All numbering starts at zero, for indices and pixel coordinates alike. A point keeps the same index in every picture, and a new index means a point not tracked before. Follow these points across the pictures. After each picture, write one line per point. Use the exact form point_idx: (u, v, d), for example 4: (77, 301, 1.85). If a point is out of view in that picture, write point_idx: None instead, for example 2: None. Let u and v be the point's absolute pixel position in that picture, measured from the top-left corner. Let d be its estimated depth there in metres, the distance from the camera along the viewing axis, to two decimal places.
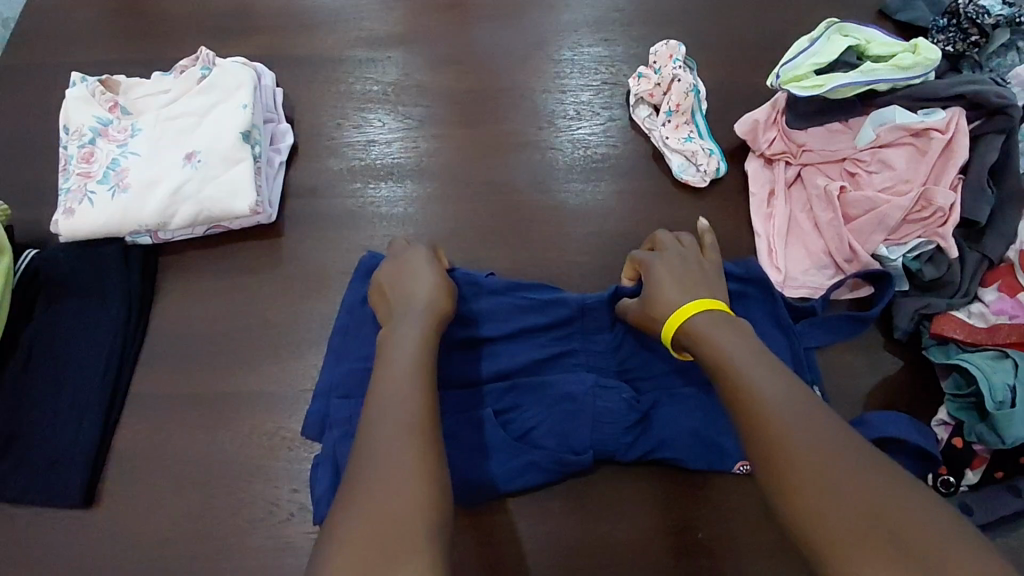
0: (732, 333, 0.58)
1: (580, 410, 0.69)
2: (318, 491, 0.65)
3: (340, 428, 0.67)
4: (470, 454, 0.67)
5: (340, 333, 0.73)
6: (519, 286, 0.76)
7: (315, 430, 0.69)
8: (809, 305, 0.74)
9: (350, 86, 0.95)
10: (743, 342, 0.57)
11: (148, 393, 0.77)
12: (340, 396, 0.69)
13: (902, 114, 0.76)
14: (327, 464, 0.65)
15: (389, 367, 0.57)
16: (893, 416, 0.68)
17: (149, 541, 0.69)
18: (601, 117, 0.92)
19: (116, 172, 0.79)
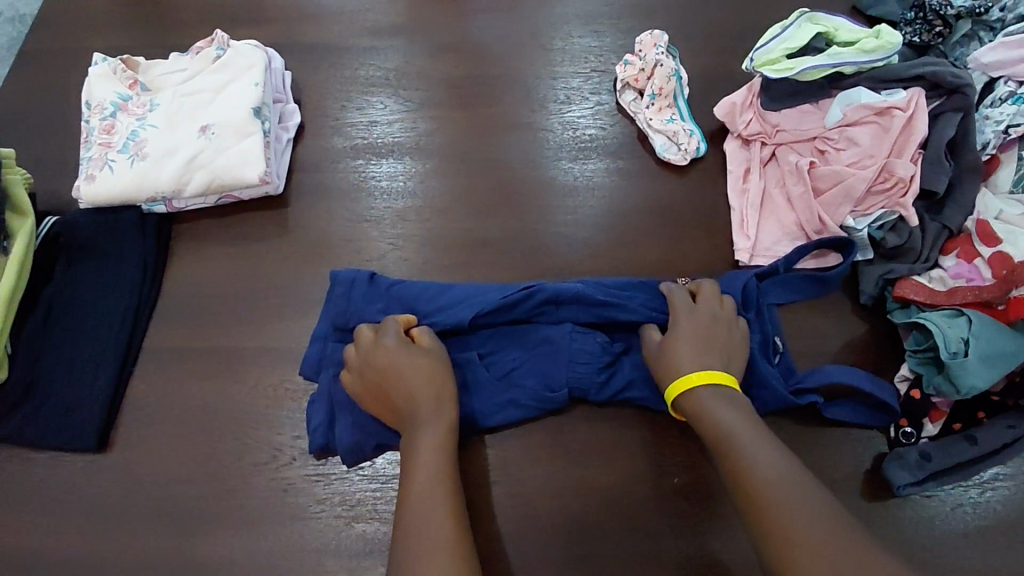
0: (728, 412, 0.65)
1: (558, 351, 0.76)
2: (314, 423, 0.74)
3: (333, 367, 0.76)
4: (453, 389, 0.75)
5: (343, 285, 0.79)
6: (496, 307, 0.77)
7: (312, 369, 0.77)
8: (772, 267, 0.81)
9: (354, 72, 1.01)
10: (737, 420, 0.64)
11: (160, 348, 0.82)
12: (337, 339, 0.78)
13: (867, 95, 0.83)
14: (322, 401, 0.75)
15: (416, 453, 0.65)
16: (848, 368, 0.75)
17: (163, 480, 0.75)
18: (589, 102, 0.98)
19: (135, 142, 0.85)
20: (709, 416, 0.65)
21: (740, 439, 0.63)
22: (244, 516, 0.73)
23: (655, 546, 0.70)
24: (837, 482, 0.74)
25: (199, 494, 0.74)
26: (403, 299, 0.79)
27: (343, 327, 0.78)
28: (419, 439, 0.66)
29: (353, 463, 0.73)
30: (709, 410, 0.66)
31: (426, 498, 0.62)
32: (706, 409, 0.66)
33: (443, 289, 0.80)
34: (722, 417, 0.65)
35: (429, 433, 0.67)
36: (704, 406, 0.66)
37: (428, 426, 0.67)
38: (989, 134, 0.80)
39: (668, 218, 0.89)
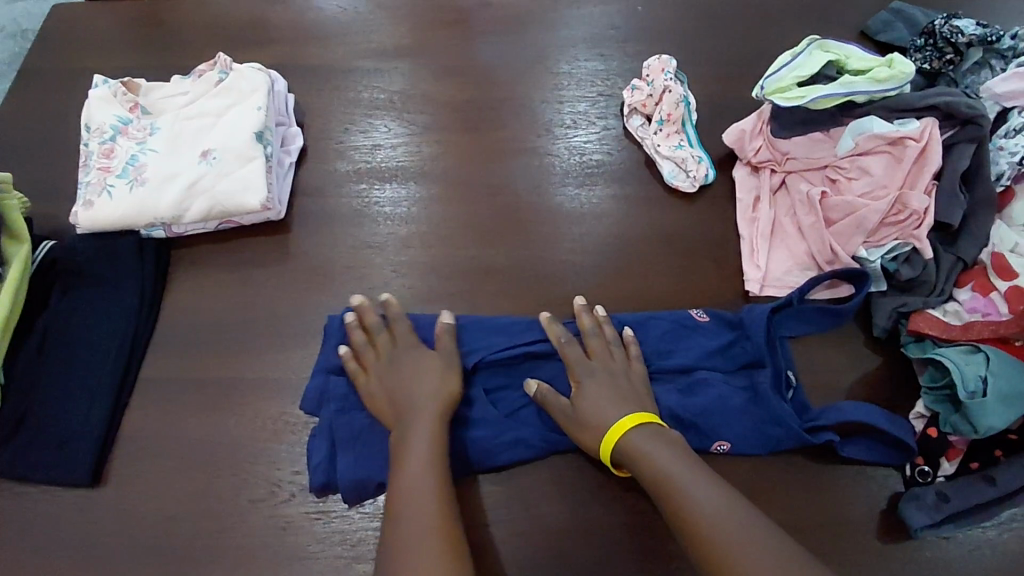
0: (659, 447, 0.65)
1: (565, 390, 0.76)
2: (315, 459, 0.72)
3: (335, 403, 0.74)
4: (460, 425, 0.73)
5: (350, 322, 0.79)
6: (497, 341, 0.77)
7: (313, 404, 0.75)
8: (787, 301, 0.78)
9: (357, 94, 1.00)
10: (669, 451, 0.65)
11: (157, 378, 0.80)
12: (337, 373, 0.77)
13: (879, 124, 0.81)
14: (323, 436, 0.73)
15: (410, 445, 0.67)
16: (864, 405, 0.73)
17: (158, 516, 0.73)
18: (596, 127, 0.97)
19: (134, 167, 0.83)
20: (650, 463, 0.64)
21: (671, 473, 0.63)
22: (241, 555, 0.71)
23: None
24: (852, 522, 0.72)
25: (196, 532, 0.72)
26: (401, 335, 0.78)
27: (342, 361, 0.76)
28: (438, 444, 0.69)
29: (354, 502, 0.71)
30: (642, 446, 0.66)
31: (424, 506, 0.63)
32: (635, 448, 0.66)
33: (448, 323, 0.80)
34: (652, 452, 0.65)
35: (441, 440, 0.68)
36: (635, 445, 0.66)
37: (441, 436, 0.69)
38: (1004, 165, 0.79)
39: (676, 246, 0.88)
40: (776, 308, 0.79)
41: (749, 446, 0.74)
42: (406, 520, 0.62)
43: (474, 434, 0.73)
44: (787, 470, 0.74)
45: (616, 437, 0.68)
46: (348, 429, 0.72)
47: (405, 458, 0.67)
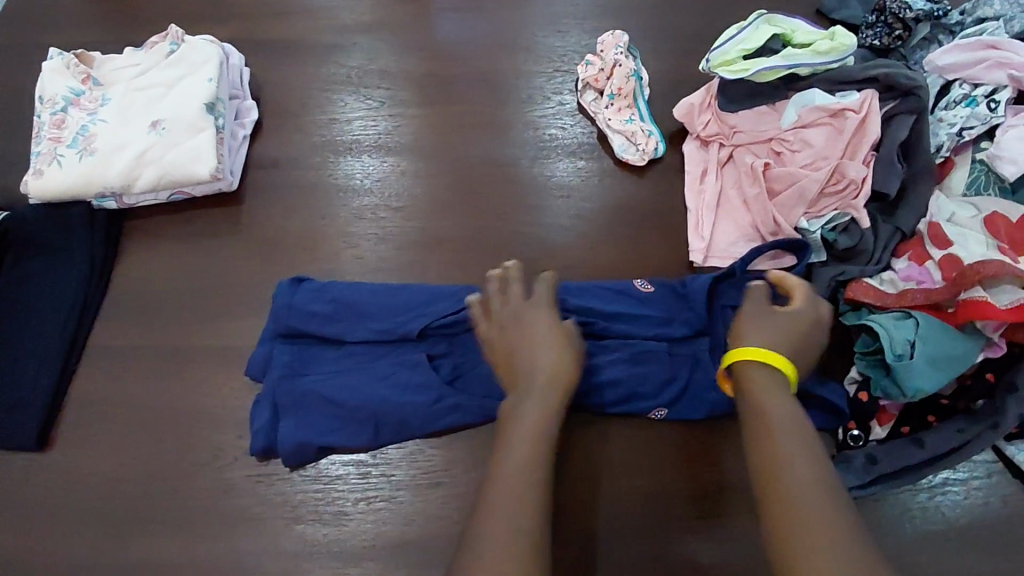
0: (780, 400, 0.60)
1: None
2: (257, 424, 0.74)
3: (282, 368, 0.75)
4: (403, 391, 0.74)
5: (308, 291, 0.79)
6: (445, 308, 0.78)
7: (258, 370, 0.76)
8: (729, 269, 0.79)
9: (318, 69, 1.01)
10: (789, 409, 0.59)
11: (107, 345, 0.81)
12: (284, 339, 0.77)
13: (821, 97, 0.82)
14: (266, 403, 0.74)
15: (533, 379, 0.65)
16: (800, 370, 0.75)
17: (104, 479, 0.74)
18: (551, 102, 0.98)
19: (84, 137, 0.84)
20: (752, 400, 0.60)
21: (782, 431, 0.57)
22: (185, 518, 0.72)
23: (626, 544, 0.71)
24: None
25: (142, 494, 0.73)
26: (341, 301, 0.78)
27: (286, 329, 0.77)
28: (526, 410, 0.63)
29: (296, 465, 0.73)
30: (761, 387, 0.61)
31: (516, 481, 0.57)
32: (754, 389, 0.61)
33: (394, 289, 0.80)
34: (768, 402, 0.59)
35: (529, 405, 0.63)
36: (754, 380, 0.61)
37: (531, 399, 0.64)
38: (943, 137, 0.80)
39: (624, 219, 0.89)
40: (718, 278, 0.79)
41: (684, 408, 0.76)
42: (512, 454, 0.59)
43: (413, 400, 0.73)
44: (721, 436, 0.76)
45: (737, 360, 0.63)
46: (291, 393, 0.73)
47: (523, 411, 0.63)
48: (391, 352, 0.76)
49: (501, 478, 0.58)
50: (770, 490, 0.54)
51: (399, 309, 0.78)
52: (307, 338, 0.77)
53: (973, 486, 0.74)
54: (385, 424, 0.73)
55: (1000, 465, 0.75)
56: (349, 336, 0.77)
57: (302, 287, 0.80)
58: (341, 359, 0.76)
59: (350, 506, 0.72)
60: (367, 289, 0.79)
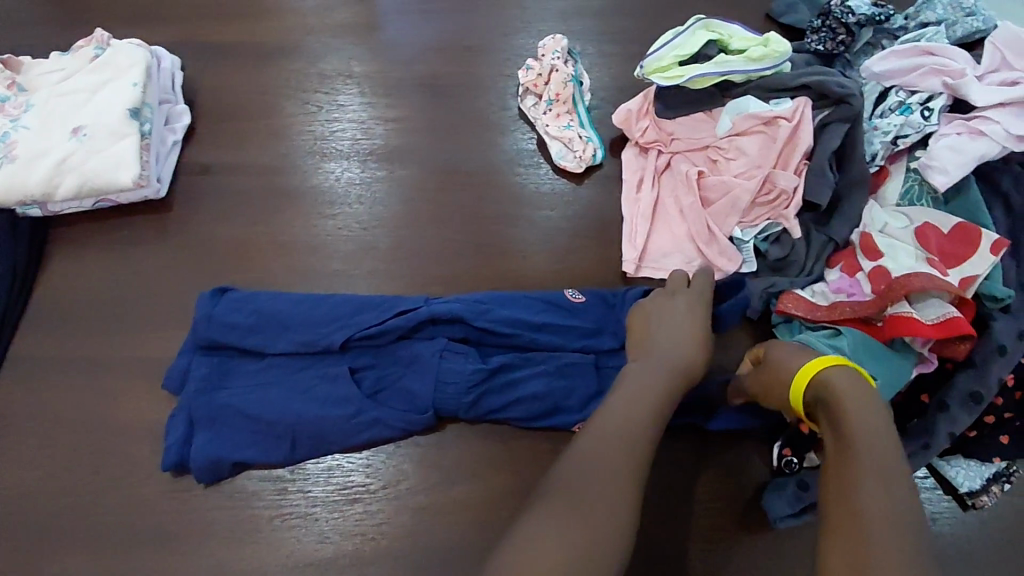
0: (867, 410, 0.57)
1: (423, 370, 0.73)
2: (171, 439, 0.72)
3: (199, 382, 0.73)
4: (323, 404, 0.72)
5: (230, 302, 0.77)
6: (368, 317, 0.76)
7: (175, 382, 0.75)
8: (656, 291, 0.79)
9: (258, 72, 0.99)
10: (874, 422, 0.56)
11: (25, 357, 0.79)
12: (203, 351, 0.75)
13: (755, 103, 0.81)
14: (182, 416, 0.72)
15: (646, 369, 0.66)
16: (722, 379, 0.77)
17: (17, 493, 0.73)
18: (493, 107, 0.96)
19: (5, 144, 0.82)
20: (843, 410, 0.57)
21: (864, 446, 0.54)
22: (97, 534, 0.71)
23: None
24: (708, 501, 0.73)
25: (55, 510, 0.72)
26: (262, 310, 0.76)
27: (206, 340, 0.75)
28: (633, 392, 0.63)
29: (210, 481, 0.72)
30: (847, 397, 0.58)
31: (601, 485, 0.55)
32: (840, 398, 0.58)
33: (317, 299, 0.78)
34: (858, 413, 0.56)
35: (640, 389, 0.63)
36: (844, 388, 0.59)
37: (644, 376, 0.65)
38: (878, 145, 0.78)
39: (561, 227, 0.88)
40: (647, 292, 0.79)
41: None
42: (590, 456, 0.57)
43: (331, 414, 0.72)
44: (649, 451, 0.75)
45: (811, 373, 0.62)
46: (206, 408, 0.72)
47: (621, 404, 0.62)
48: (312, 365, 0.74)
49: (576, 480, 0.55)
50: (841, 503, 0.52)
51: (323, 319, 0.76)
52: (226, 350, 0.75)
53: None
54: (303, 439, 0.72)
55: (932, 480, 0.74)
56: (269, 348, 0.75)
57: (223, 300, 0.77)
58: (260, 372, 0.74)
59: (265, 523, 0.70)
60: (288, 300, 0.78)
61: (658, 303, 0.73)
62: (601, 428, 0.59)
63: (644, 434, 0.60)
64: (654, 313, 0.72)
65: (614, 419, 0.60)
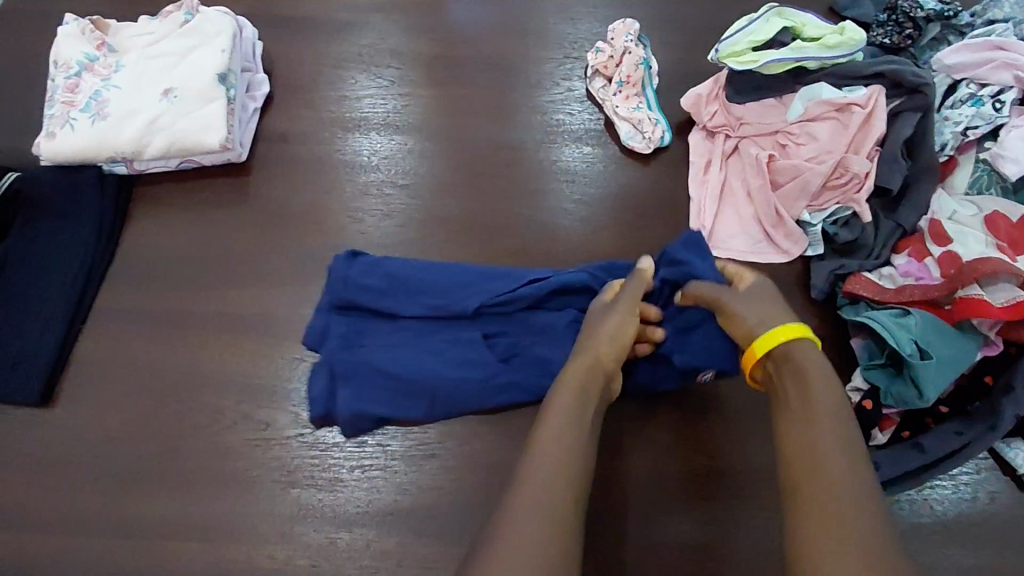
0: (825, 385, 0.60)
1: (559, 338, 0.76)
2: (314, 391, 0.75)
3: (338, 339, 0.76)
4: (410, 362, 0.75)
5: (364, 265, 0.80)
6: (502, 283, 0.78)
7: (315, 340, 0.77)
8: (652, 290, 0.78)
9: (330, 47, 1.01)
10: (833, 394, 0.60)
11: (110, 309, 0.82)
12: (340, 312, 0.79)
13: (828, 90, 0.84)
14: (323, 372, 0.75)
15: (572, 369, 0.66)
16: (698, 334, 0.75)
17: (103, 436, 0.75)
18: (561, 88, 0.98)
19: (97, 102, 0.85)
20: (805, 379, 0.61)
21: (830, 423, 0.57)
22: (182, 478, 0.73)
23: (655, 522, 0.72)
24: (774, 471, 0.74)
25: (142, 454, 0.74)
26: (382, 272, 0.79)
27: (342, 300, 0.78)
28: (567, 386, 0.65)
29: (321, 423, 0.75)
30: (808, 372, 0.61)
31: (560, 474, 0.57)
32: (807, 370, 0.61)
33: (447, 268, 0.80)
34: (819, 387, 0.60)
35: (574, 379, 0.65)
36: (804, 361, 0.62)
37: (579, 368, 0.66)
38: (948, 135, 0.80)
39: (628, 205, 0.90)
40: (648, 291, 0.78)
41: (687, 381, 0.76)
42: (546, 443, 0.59)
43: (461, 376, 0.74)
44: (716, 422, 0.76)
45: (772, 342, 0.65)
46: (346, 365, 0.75)
47: (554, 401, 0.63)
48: (446, 328, 0.77)
49: (543, 464, 0.57)
50: (810, 481, 0.54)
51: (454, 283, 0.79)
52: (358, 311, 0.79)
53: (962, 481, 0.75)
54: (390, 395, 0.74)
55: (991, 462, 0.76)
56: (403, 311, 0.78)
57: (353, 265, 0.80)
58: (395, 333, 0.77)
59: (346, 474, 0.73)
60: (406, 264, 0.80)
61: (600, 305, 0.73)
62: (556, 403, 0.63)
63: (576, 438, 0.60)
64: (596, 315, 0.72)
65: (566, 392, 0.64)
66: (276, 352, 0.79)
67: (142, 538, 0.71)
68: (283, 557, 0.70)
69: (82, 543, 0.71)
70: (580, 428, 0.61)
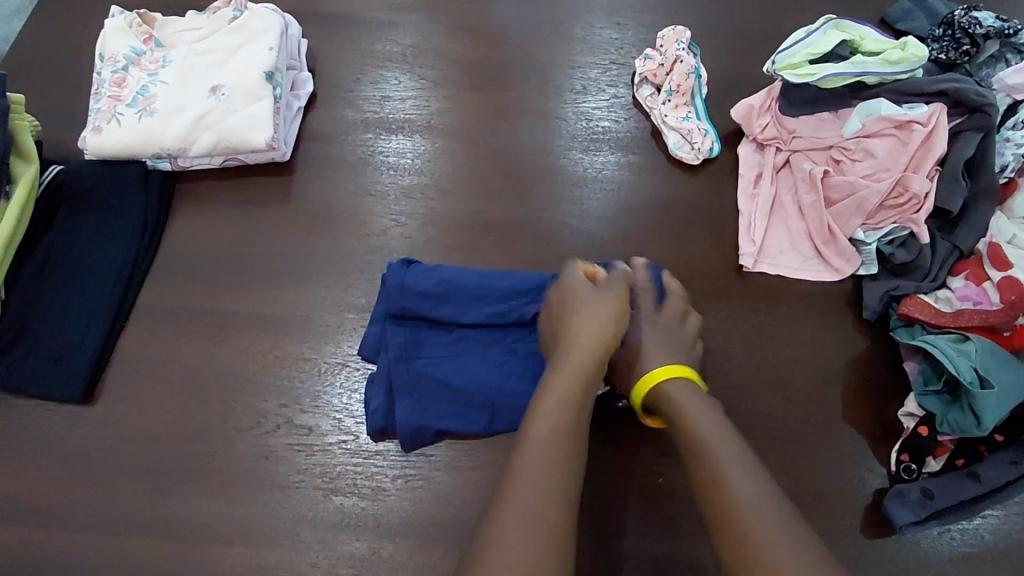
0: (700, 408, 0.64)
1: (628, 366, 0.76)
2: (374, 404, 0.73)
3: (396, 351, 0.74)
4: (462, 372, 0.73)
5: (423, 271, 0.77)
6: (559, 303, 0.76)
7: (371, 349, 0.76)
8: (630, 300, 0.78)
9: (371, 45, 1.00)
10: (710, 416, 0.63)
11: (153, 306, 0.81)
12: (395, 320, 0.76)
13: (887, 107, 0.82)
14: (381, 382, 0.73)
15: (558, 368, 0.65)
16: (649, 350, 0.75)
17: (144, 435, 0.75)
18: (606, 94, 0.97)
19: (144, 97, 0.84)
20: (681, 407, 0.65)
21: (710, 446, 0.60)
22: (223, 480, 0.72)
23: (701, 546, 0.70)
24: (821, 494, 0.73)
25: (182, 454, 0.74)
26: (444, 280, 0.76)
27: (399, 309, 0.76)
28: (555, 382, 0.63)
29: (377, 435, 0.73)
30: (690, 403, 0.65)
31: (554, 488, 0.55)
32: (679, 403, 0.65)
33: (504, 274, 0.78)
34: (700, 416, 0.63)
35: (565, 371, 0.64)
36: (679, 400, 0.66)
37: (565, 362, 0.65)
38: (1009, 156, 0.78)
39: (675, 217, 0.88)
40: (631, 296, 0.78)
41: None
42: (534, 442, 0.58)
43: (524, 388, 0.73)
44: (762, 441, 0.75)
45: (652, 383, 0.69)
46: (407, 377, 0.73)
47: (541, 397, 0.62)
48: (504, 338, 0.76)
49: (529, 469, 0.56)
50: (712, 496, 0.57)
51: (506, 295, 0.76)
52: (413, 319, 0.76)
53: (1016, 510, 0.73)
54: (448, 404, 0.73)
55: None
56: (461, 319, 0.75)
57: (409, 270, 0.77)
58: (452, 343, 0.75)
59: (389, 482, 0.72)
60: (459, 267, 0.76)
61: (580, 287, 0.71)
62: (541, 413, 0.61)
63: (570, 436, 0.59)
64: (579, 297, 0.70)
65: (553, 386, 0.63)
66: (319, 354, 0.78)
67: (182, 540, 0.70)
68: (325, 565, 0.69)
69: (121, 542, 0.70)
70: (571, 424, 0.60)
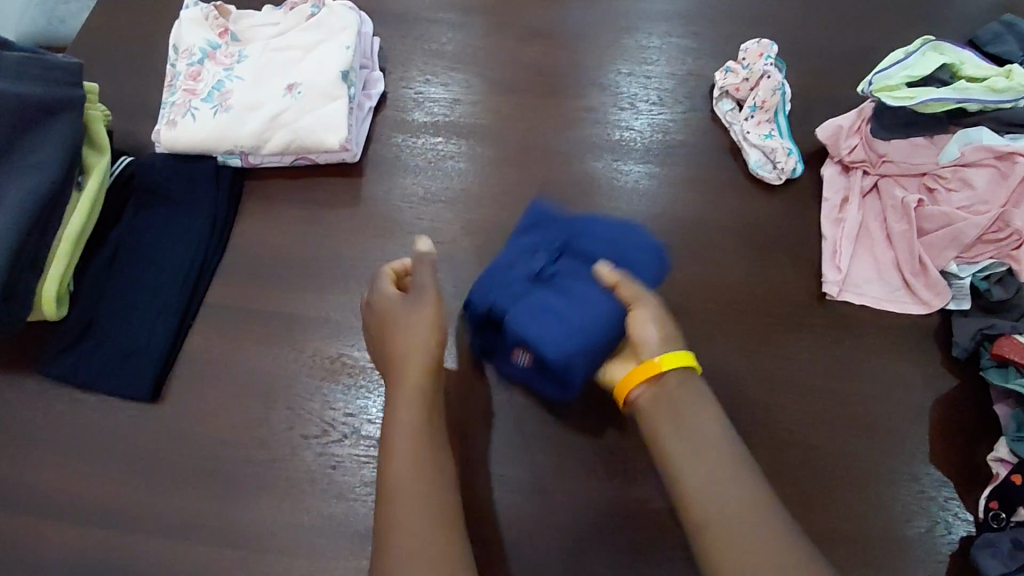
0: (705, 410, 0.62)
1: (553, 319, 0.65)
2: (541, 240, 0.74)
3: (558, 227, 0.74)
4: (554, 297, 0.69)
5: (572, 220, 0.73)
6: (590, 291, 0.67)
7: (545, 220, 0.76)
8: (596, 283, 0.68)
9: (441, 46, 0.98)
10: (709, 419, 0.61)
11: (219, 305, 0.80)
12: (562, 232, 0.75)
13: (988, 136, 0.78)
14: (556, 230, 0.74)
15: (397, 378, 0.65)
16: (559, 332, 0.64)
17: (207, 438, 0.74)
18: (682, 106, 0.94)
19: (220, 92, 0.83)
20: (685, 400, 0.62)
21: (710, 442, 0.60)
22: (287, 489, 0.71)
23: None
24: (901, 538, 0.70)
25: (246, 460, 0.73)
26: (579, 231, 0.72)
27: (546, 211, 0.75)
28: (399, 396, 0.64)
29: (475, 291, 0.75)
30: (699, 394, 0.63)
31: (427, 501, 0.58)
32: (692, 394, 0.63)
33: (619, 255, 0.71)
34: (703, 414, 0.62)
35: (403, 387, 0.64)
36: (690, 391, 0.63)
37: (402, 375, 0.65)
38: None
39: (754, 238, 0.85)
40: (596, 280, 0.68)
41: (547, 348, 0.64)
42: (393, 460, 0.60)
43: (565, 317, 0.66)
44: (842, 480, 0.72)
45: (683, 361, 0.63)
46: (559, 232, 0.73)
47: (393, 410, 0.63)
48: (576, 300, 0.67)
49: (402, 488, 0.58)
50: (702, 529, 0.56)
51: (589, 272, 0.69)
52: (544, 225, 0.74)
53: None
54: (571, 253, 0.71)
55: None
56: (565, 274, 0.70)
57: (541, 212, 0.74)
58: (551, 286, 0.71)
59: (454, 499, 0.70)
60: (603, 223, 0.73)
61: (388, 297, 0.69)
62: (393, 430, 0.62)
63: (429, 446, 0.62)
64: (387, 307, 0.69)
65: (400, 399, 0.63)
66: None
67: (244, 549, 0.69)
68: None
69: (182, 547, 0.70)
70: (424, 436, 0.62)
